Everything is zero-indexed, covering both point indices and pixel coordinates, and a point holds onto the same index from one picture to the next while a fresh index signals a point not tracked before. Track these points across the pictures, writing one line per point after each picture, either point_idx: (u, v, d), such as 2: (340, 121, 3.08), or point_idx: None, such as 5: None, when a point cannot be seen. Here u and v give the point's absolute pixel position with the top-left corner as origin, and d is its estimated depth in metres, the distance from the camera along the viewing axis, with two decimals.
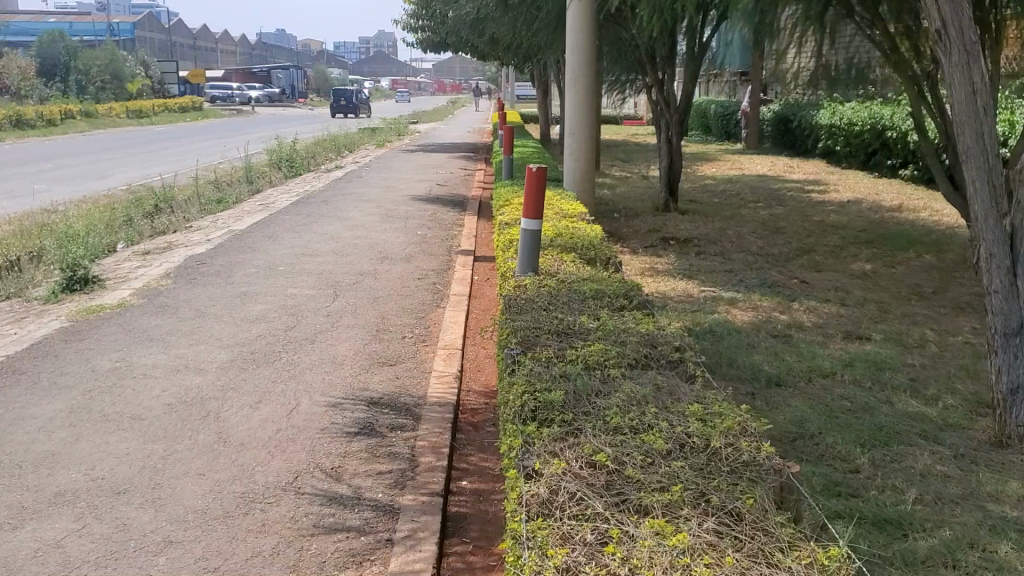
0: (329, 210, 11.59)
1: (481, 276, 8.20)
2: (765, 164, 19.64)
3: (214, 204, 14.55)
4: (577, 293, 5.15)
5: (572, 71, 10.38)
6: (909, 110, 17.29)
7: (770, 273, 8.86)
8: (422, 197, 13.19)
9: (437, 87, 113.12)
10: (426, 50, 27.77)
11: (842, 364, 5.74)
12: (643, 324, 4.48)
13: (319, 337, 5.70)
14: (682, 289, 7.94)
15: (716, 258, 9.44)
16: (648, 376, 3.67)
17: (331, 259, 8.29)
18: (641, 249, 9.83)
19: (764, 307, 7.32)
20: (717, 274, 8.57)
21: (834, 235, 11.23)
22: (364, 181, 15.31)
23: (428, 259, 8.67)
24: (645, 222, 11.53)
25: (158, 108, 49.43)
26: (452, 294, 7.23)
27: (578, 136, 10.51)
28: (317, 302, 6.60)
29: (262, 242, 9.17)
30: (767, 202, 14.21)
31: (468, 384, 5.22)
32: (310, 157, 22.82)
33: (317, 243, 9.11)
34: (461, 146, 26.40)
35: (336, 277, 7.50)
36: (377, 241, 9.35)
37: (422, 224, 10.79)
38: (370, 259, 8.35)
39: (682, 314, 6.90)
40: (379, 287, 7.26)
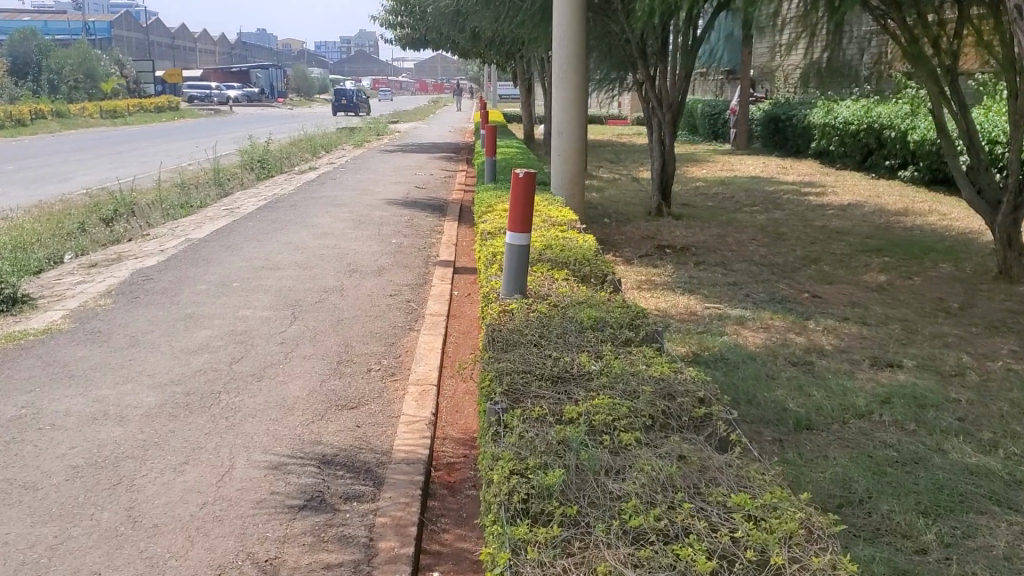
0: (297, 216, 10.74)
1: (460, 292, 7.38)
2: (758, 165, 18.89)
3: (177, 209, 13.65)
4: (572, 322, 4.34)
5: (559, 64, 9.56)
6: (908, 108, 16.58)
7: (777, 286, 8.08)
8: (398, 201, 12.35)
9: (418, 87, 112.12)
10: (406, 47, 26.91)
11: (877, 401, 4.95)
12: (656, 364, 3.67)
13: (269, 372, 4.88)
14: (684, 305, 7.14)
15: (717, 269, 8.65)
16: (672, 444, 2.85)
17: (293, 273, 7.46)
18: (636, 259, 9.03)
19: (778, 327, 6.54)
20: (720, 288, 7.79)
21: (840, 242, 10.47)
22: (338, 184, 14.45)
23: (401, 271, 7.85)
24: (637, 229, 10.74)
25: (133, 108, 48.35)
26: (428, 315, 6.40)
27: (566, 135, 9.69)
28: (271, 327, 5.78)
29: (219, 254, 8.32)
30: (764, 205, 13.45)
31: (443, 431, 4.40)
32: (284, 158, 21.92)
33: (280, 254, 8.28)
34: (441, 147, 25.56)
35: (297, 295, 6.67)
36: (346, 251, 8.52)
37: (397, 231, 9.96)
38: (337, 273, 7.53)
39: (687, 337, 6.10)
40: (345, 306, 6.43)
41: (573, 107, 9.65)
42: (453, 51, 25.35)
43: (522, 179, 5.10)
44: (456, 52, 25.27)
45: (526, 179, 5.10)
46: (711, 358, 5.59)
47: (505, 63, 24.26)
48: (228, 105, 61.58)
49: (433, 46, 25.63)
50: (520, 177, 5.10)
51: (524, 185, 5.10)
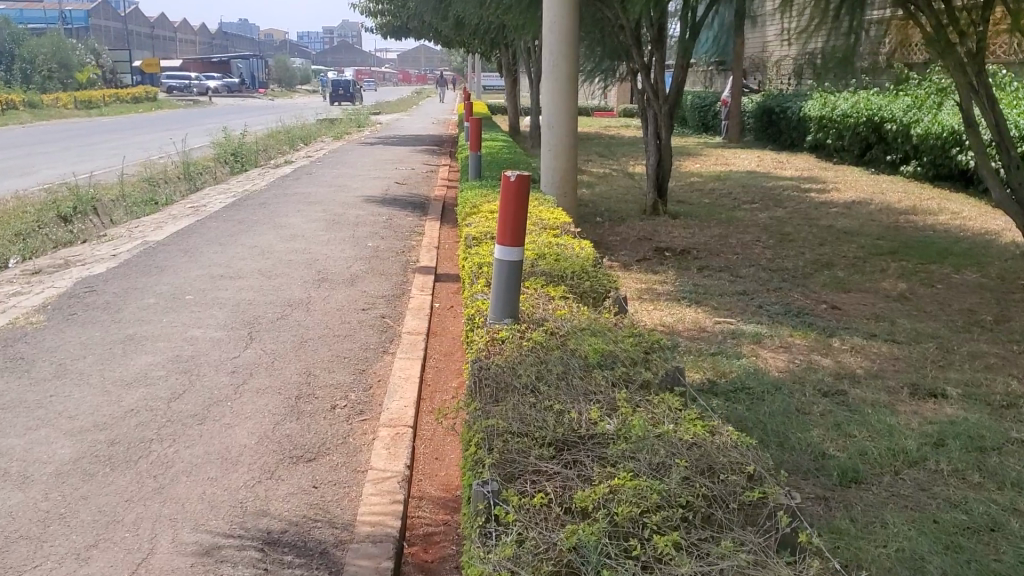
0: (267, 216, 9.97)
1: (442, 305, 6.62)
2: (753, 159, 18.19)
3: (142, 206, 12.84)
4: (575, 356, 3.59)
5: (549, 52, 8.79)
6: (910, 100, 15.92)
7: (790, 294, 7.37)
8: (376, 198, 11.57)
9: (401, 78, 111.01)
10: (387, 36, 26.09)
11: (929, 443, 4.24)
12: (685, 419, 2.94)
13: (214, 412, 4.13)
14: (692, 318, 6.42)
15: (723, 275, 7.93)
16: (727, 552, 2.17)
17: (255, 283, 6.69)
18: (634, 265, 8.30)
19: (799, 347, 5.83)
20: (730, 298, 7.07)
21: (849, 244, 9.78)
22: (312, 180, 13.64)
23: (377, 280, 7.09)
24: (633, 230, 10.01)
25: (108, 99, 47.25)
26: (406, 334, 5.65)
27: (558, 129, 8.93)
28: (223, 351, 5.02)
29: (175, 260, 7.54)
30: (764, 202, 12.75)
31: (420, 487, 3.66)
32: (260, 152, 21.07)
33: (243, 261, 7.50)
34: (424, 139, 24.74)
35: (257, 311, 5.90)
36: (317, 256, 7.75)
37: (374, 232, 9.19)
38: (304, 283, 6.76)
39: (699, 360, 5.38)
40: (311, 324, 5.67)
41: (565, 100, 8.89)
42: (436, 40, 24.53)
43: (514, 184, 4.23)
44: (439, 41, 24.45)
45: (520, 183, 4.23)
46: (729, 388, 4.87)
47: (489, 52, 23.47)
48: (206, 96, 60.46)
49: (415, 35, 24.80)
50: (512, 181, 4.22)
51: (517, 190, 4.23)
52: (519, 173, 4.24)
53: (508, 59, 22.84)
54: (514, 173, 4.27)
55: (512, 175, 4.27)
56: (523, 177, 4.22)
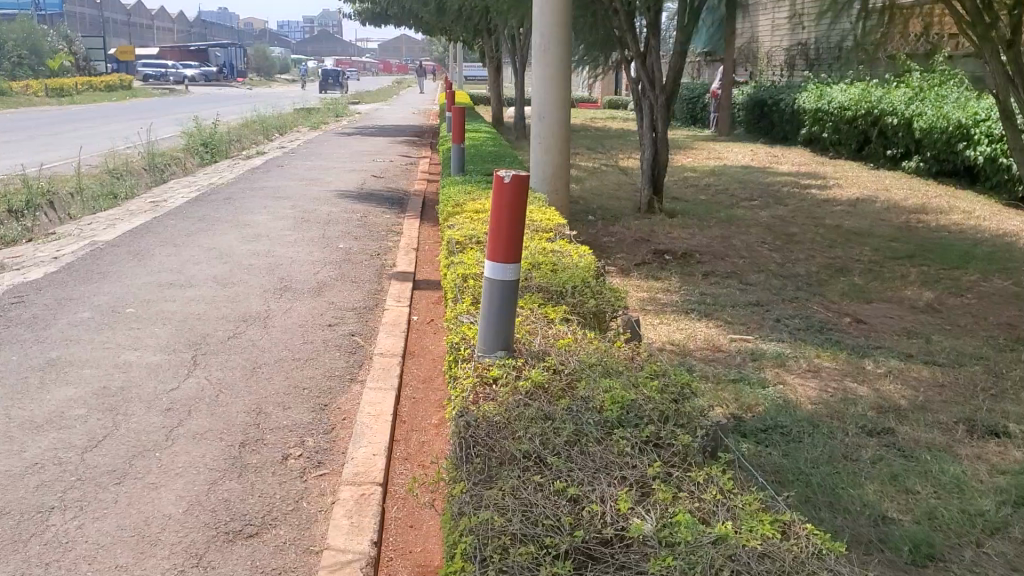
0: (231, 212, 9.17)
1: (421, 319, 5.86)
2: (747, 153, 17.47)
3: (100, 199, 12.00)
4: (588, 407, 2.81)
5: (539, 37, 8.00)
6: (911, 92, 15.22)
7: (808, 304, 6.65)
8: (351, 193, 10.79)
9: (381, 68, 109.84)
10: (366, 23, 25.23)
11: (1007, 502, 3.52)
12: (746, 513, 2.16)
13: (136, 465, 3.35)
14: (704, 335, 5.68)
15: (731, 283, 7.20)
16: None
17: (208, 293, 5.90)
18: (633, 270, 7.55)
19: (829, 371, 5.09)
20: (743, 310, 6.33)
21: (861, 246, 9.07)
22: (284, 172, 12.83)
23: (347, 288, 6.32)
24: (628, 230, 9.27)
25: (80, 86, 46.15)
26: (378, 356, 4.88)
27: (548, 120, 8.14)
28: (160, 382, 4.24)
29: (122, 264, 6.75)
30: (764, 199, 12.03)
31: (391, 570, 2.90)
32: (232, 142, 20.22)
33: (198, 265, 6.71)
34: (404, 130, 23.92)
35: (206, 328, 5.12)
36: (282, 260, 6.96)
37: (348, 231, 8.41)
38: (264, 292, 5.98)
39: (719, 389, 4.64)
40: (269, 344, 4.90)
41: (556, 88, 8.10)
42: (417, 27, 23.70)
43: (509, 187, 3.41)
44: (420, 28, 23.63)
45: (517, 186, 3.41)
46: (759, 427, 4.14)
47: (472, 40, 22.67)
48: (182, 85, 59.33)
49: (395, 21, 23.96)
50: (507, 183, 3.41)
51: (513, 194, 3.41)
52: (516, 171, 3.43)
53: (491, 46, 22.04)
54: (509, 172, 3.46)
55: (504, 175, 3.45)
56: (521, 176, 3.41)
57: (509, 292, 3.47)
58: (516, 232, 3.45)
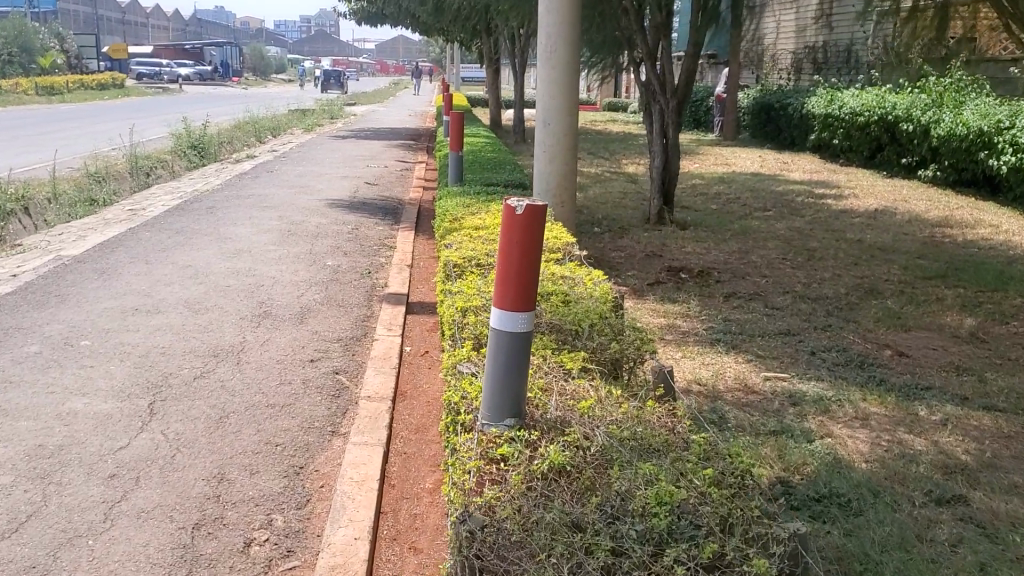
0: (212, 223, 8.55)
1: (414, 350, 5.23)
2: (754, 160, 16.86)
3: (78, 206, 11.38)
4: (625, 510, 2.26)
5: (545, 37, 7.34)
6: (928, 98, 14.60)
7: (842, 333, 6.03)
8: (342, 201, 10.16)
9: (378, 68, 109.18)
10: (362, 22, 24.63)
11: None
12: None
13: (61, 560, 2.74)
14: (733, 372, 5.06)
15: (754, 307, 6.58)
16: None
17: (177, 321, 5.28)
18: (647, 292, 6.93)
19: (879, 418, 4.48)
20: (772, 341, 5.71)
21: (889, 264, 8.46)
22: (272, 179, 12.21)
23: (333, 313, 5.70)
24: (638, 245, 8.65)
25: (72, 85, 45.50)
26: (365, 400, 4.26)
27: (554, 126, 7.48)
28: (107, 438, 3.63)
29: (86, 285, 6.12)
30: (778, 210, 11.42)
31: None
32: (222, 144, 19.59)
33: (169, 286, 6.08)
34: (400, 132, 23.34)
35: (168, 366, 4.51)
36: (263, 280, 6.34)
37: (336, 245, 7.79)
38: (239, 319, 5.36)
39: (759, 444, 4.03)
40: (239, 387, 4.27)
41: (564, 93, 7.44)
42: (414, 26, 23.09)
43: (522, 221, 2.72)
44: (417, 27, 23.01)
45: (532, 219, 2.72)
46: (810, 497, 3.53)
47: (470, 41, 22.08)
48: (176, 84, 58.68)
49: (391, 20, 23.35)
50: (519, 216, 2.72)
51: (526, 230, 2.72)
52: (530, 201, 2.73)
53: (490, 47, 21.42)
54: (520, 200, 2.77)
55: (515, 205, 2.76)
56: (536, 208, 2.72)
57: (518, 348, 2.81)
58: (529, 276, 2.77)
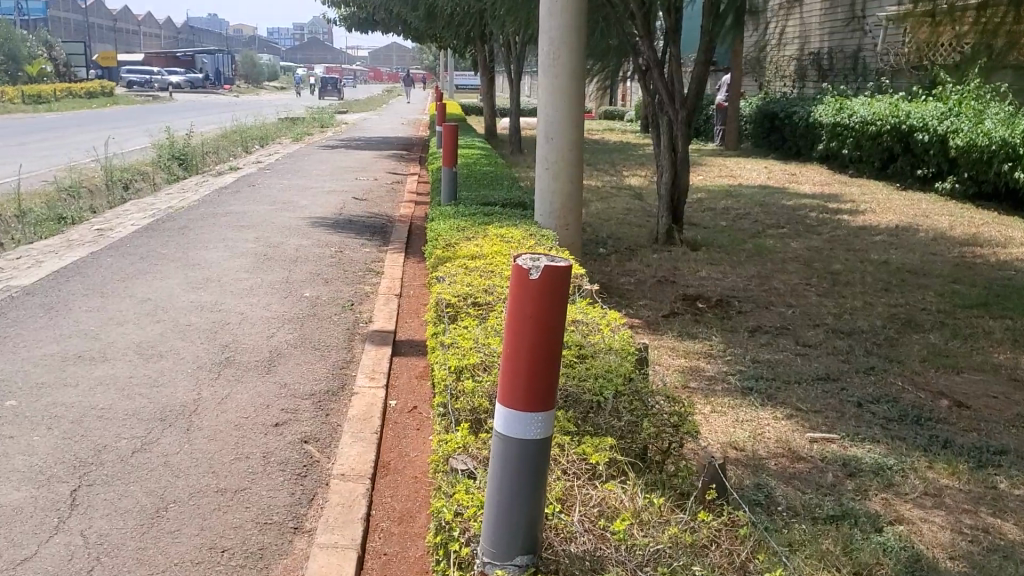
0: (182, 245, 7.81)
1: (401, 405, 4.49)
2: (761, 171, 16.13)
3: (45, 223, 10.64)
4: None
5: (547, 42, 6.59)
6: (945, 107, 13.91)
7: (888, 376, 5.30)
8: (327, 219, 9.42)
9: (371, 76, 108.74)
10: (351, 28, 23.93)
11: None
12: None
13: None
14: (772, 433, 4.33)
15: (784, 345, 5.84)
16: None
17: (123, 371, 4.55)
18: (663, 326, 6.20)
19: (953, 497, 3.74)
20: (810, 389, 4.98)
21: (923, 289, 7.74)
22: (253, 193, 11.48)
23: (308, 358, 4.96)
24: (649, 269, 7.92)
25: (60, 93, 44.73)
26: (338, 480, 3.52)
27: (559, 140, 6.71)
28: (10, 545, 2.90)
29: (28, 323, 5.38)
30: (793, 228, 10.71)
31: None
32: (206, 155, 18.87)
33: (121, 326, 5.35)
34: (392, 142, 22.65)
35: (102, 435, 3.77)
36: (229, 316, 5.60)
37: (316, 271, 7.04)
38: (196, 369, 4.63)
39: (818, 537, 3.29)
40: (186, 466, 3.53)
41: (569, 104, 6.67)
42: (406, 32, 22.38)
43: (535, 292, 1.98)
44: (409, 34, 22.30)
45: (549, 289, 1.98)
46: None
47: (463, 48, 21.40)
48: (167, 91, 58.05)
49: (382, 27, 22.64)
50: (532, 284, 1.98)
51: (540, 303, 1.99)
52: (549, 262, 1.99)
53: (484, 54, 20.71)
54: (537, 260, 2.04)
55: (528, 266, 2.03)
56: (557, 273, 1.98)
57: (532, 466, 2.07)
58: (543, 366, 2.02)
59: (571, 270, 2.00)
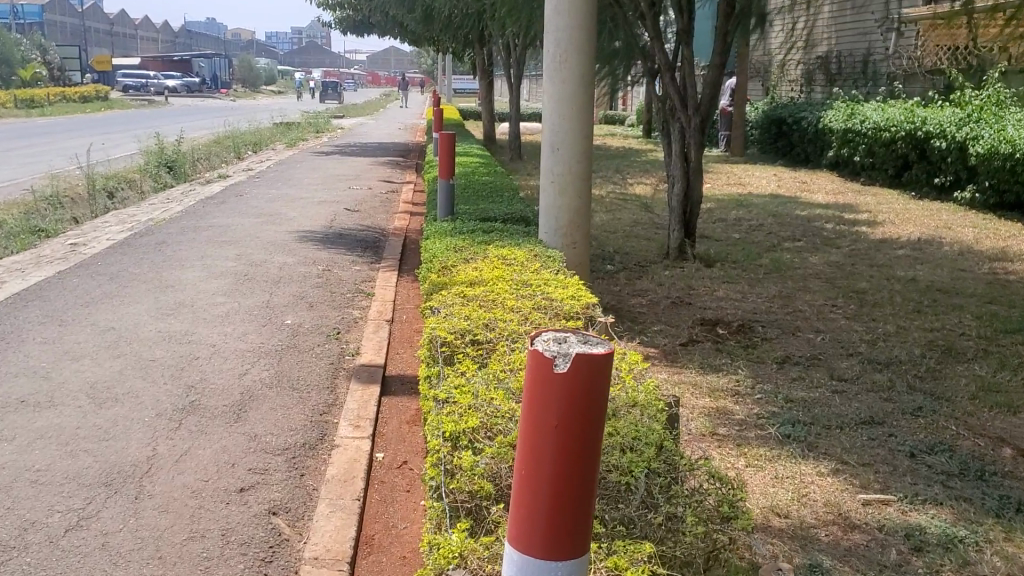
0: (157, 264, 7.21)
1: (389, 458, 3.90)
2: (771, 179, 15.54)
3: (19, 236, 10.05)
4: None
5: (552, 44, 6.01)
6: (962, 112, 13.35)
7: (938, 418, 4.72)
8: (316, 233, 8.85)
9: (369, 80, 108.22)
10: (347, 32, 23.36)
11: None
12: None
13: None
14: (818, 494, 3.75)
15: (818, 380, 5.26)
16: None
17: (69, 421, 3.96)
18: (682, 357, 5.61)
19: None
20: (854, 436, 4.39)
21: (957, 310, 7.16)
22: (240, 204, 10.90)
23: (286, 400, 4.37)
24: (662, 288, 7.35)
25: (53, 97, 44.14)
26: (311, 565, 2.93)
27: (566, 151, 6.13)
28: None
29: None
30: (810, 241, 10.14)
31: None
32: (196, 162, 18.29)
33: (77, 362, 4.76)
34: (388, 148, 22.10)
35: (31, 508, 3.18)
36: (199, 349, 5.02)
37: (300, 294, 6.46)
38: (153, 416, 4.05)
39: None
40: (126, 551, 2.94)
41: (577, 111, 6.07)
42: (402, 35, 21.81)
43: (564, 387, 1.67)
44: (405, 37, 21.73)
45: (581, 383, 1.67)
46: None
47: (461, 51, 20.83)
48: (162, 96, 57.48)
49: (378, 30, 22.07)
50: (559, 377, 1.67)
51: (570, 399, 1.68)
52: (578, 352, 1.69)
53: (482, 57, 20.12)
54: (566, 348, 1.72)
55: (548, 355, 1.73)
56: (588, 364, 1.67)
57: None
58: (577, 470, 1.71)
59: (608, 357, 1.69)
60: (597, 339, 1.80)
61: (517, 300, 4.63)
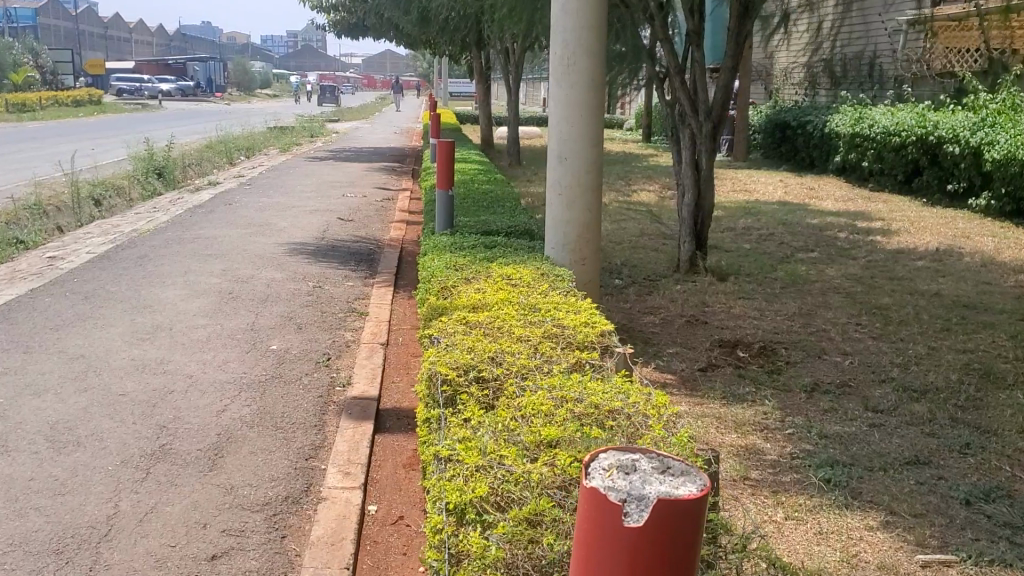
0: (136, 281, 6.76)
1: (383, 512, 3.45)
2: (777, 185, 15.12)
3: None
4: None
5: (560, 45, 5.58)
6: (975, 117, 12.94)
7: (989, 456, 4.29)
8: (307, 246, 8.40)
9: (365, 83, 107.78)
10: (342, 35, 22.93)
11: None
12: None
13: None
14: (870, 553, 3.31)
15: (851, 411, 4.83)
16: None
17: (22, 471, 3.51)
18: (702, 384, 5.17)
19: None
20: (900, 479, 3.95)
21: (989, 329, 6.73)
22: (228, 213, 10.45)
23: (269, 442, 3.92)
24: (675, 305, 6.91)
25: (45, 101, 43.64)
26: None
27: (575, 160, 5.68)
28: None
29: None
30: (825, 251, 9.71)
31: None
32: (187, 168, 17.82)
33: (38, 397, 4.31)
34: (384, 153, 21.65)
35: None
36: (174, 380, 4.58)
37: (289, 314, 6.01)
38: (118, 464, 3.60)
39: None
40: None
41: (586, 119, 5.64)
42: (397, 38, 21.38)
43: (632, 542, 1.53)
44: (401, 40, 21.31)
45: (654, 537, 1.53)
46: None
47: (458, 55, 20.40)
48: (155, 100, 56.96)
49: (373, 32, 21.63)
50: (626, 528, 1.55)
51: (638, 551, 1.54)
52: (654, 499, 1.55)
53: (480, 61, 19.71)
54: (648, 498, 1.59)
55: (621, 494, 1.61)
56: (663, 513, 1.53)
57: None
58: None
59: (693, 505, 1.55)
60: (695, 486, 1.65)
61: (524, 328, 4.19)
